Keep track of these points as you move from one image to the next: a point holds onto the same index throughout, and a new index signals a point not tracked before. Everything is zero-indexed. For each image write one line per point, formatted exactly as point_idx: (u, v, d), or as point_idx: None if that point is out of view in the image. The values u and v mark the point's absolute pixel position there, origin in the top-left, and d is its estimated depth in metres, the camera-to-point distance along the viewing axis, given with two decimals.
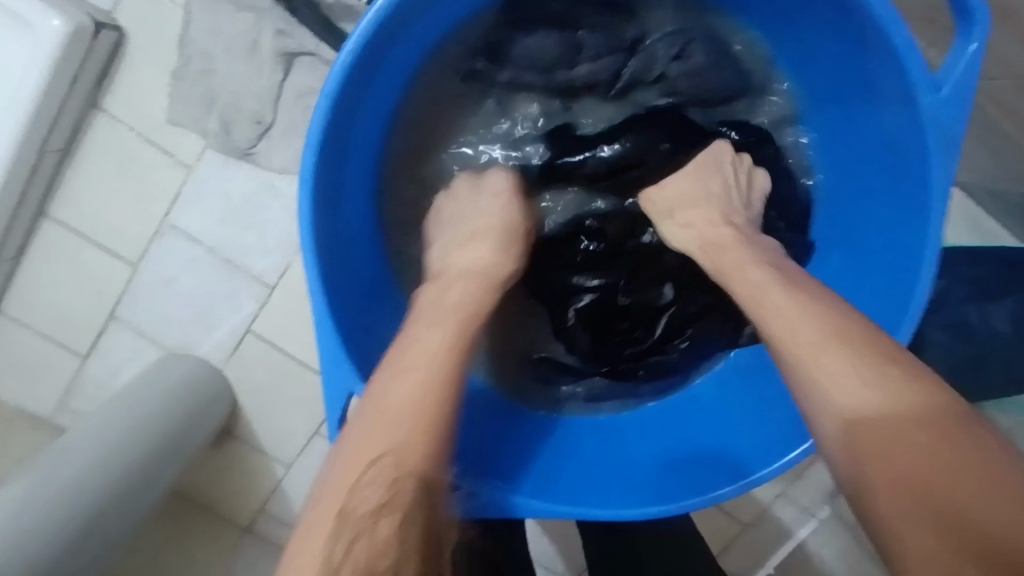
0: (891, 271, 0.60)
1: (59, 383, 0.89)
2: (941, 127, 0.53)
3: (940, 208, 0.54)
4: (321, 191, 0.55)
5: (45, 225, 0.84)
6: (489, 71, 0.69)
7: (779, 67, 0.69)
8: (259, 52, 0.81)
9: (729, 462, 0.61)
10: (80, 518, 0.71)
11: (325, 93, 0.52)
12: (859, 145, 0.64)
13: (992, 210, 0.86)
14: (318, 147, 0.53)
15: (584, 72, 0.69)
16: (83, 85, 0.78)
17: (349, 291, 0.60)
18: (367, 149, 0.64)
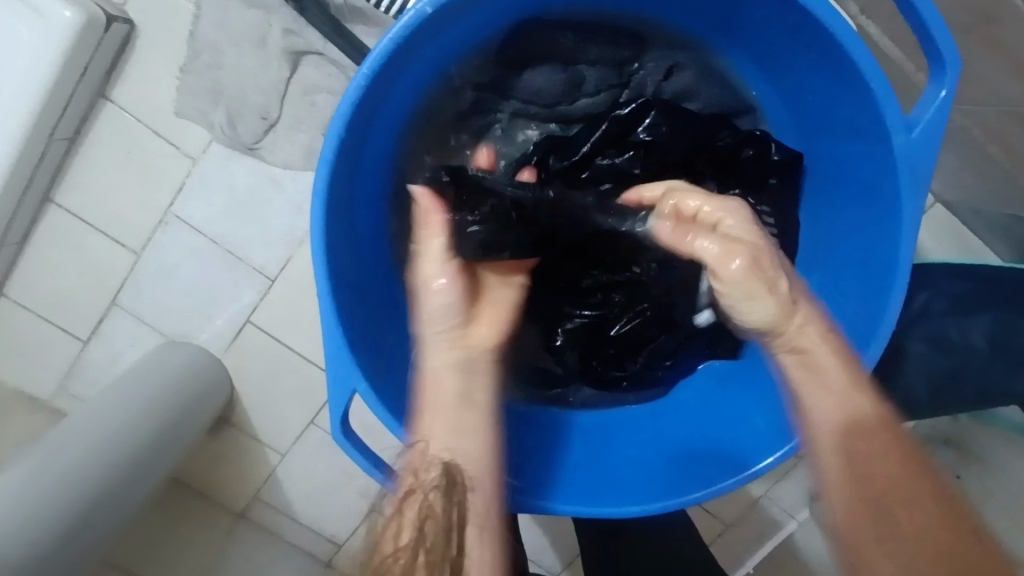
0: (859, 304, 0.59)
1: (62, 365, 0.92)
2: (914, 166, 0.52)
3: (908, 247, 0.54)
4: (333, 203, 0.55)
5: (51, 211, 0.86)
6: (494, 100, 0.69)
7: (755, 97, 0.68)
8: (267, 49, 0.81)
9: (733, 453, 0.62)
10: (80, 500, 0.74)
11: (340, 112, 0.51)
12: (832, 177, 0.63)
13: (991, 239, 0.84)
14: (331, 165, 0.52)
15: (584, 107, 0.68)
16: (92, 76, 0.79)
17: (356, 294, 0.60)
18: (379, 155, 0.63)
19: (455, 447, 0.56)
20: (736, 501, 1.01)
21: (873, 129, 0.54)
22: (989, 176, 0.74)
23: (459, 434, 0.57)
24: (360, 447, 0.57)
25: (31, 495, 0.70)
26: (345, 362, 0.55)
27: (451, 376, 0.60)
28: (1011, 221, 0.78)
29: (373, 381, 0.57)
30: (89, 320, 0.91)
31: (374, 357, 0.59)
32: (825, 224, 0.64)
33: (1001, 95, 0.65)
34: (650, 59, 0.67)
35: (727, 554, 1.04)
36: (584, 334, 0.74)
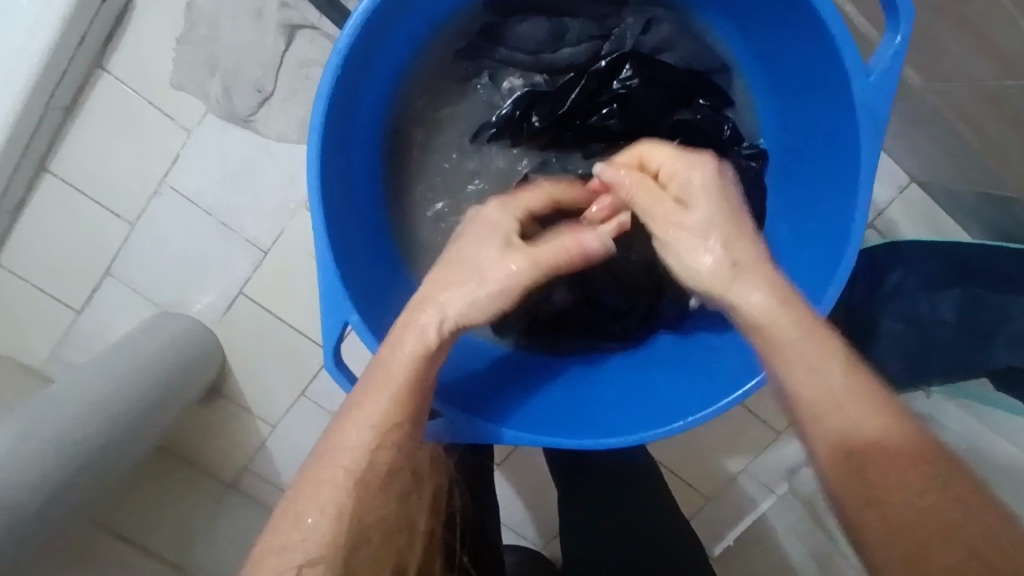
0: (829, 244, 0.60)
1: (54, 333, 0.93)
2: (874, 114, 0.54)
3: (868, 187, 0.55)
4: (327, 144, 0.56)
5: (46, 179, 0.88)
6: (483, 47, 0.69)
7: (734, 55, 0.69)
8: (263, 22, 0.83)
9: (660, 416, 0.61)
10: (67, 458, 0.75)
11: (337, 49, 0.53)
12: (805, 125, 0.64)
13: (958, 218, 0.88)
14: (328, 101, 0.54)
15: (567, 55, 0.69)
16: (90, 46, 0.81)
17: (349, 235, 0.61)
18: (375, 106, 0.65)
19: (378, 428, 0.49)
20: (715, 475, 1.04)
21: (835, 77, 0.56)
22: (958, 155, 0.77)
23: (384, 422, 0.50)
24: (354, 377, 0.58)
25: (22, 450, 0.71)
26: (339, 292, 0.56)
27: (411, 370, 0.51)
28: (977, 199, 0.81)
29: (367, 316, 0.58)
30: (82, 290, 0.92)
31: (373, 298, 0.61)
32: (796, 183, 0.66)
33: (965, 74, 0.68)
34: (630, 14, 0.69)
35: (706, 530, 1.07)
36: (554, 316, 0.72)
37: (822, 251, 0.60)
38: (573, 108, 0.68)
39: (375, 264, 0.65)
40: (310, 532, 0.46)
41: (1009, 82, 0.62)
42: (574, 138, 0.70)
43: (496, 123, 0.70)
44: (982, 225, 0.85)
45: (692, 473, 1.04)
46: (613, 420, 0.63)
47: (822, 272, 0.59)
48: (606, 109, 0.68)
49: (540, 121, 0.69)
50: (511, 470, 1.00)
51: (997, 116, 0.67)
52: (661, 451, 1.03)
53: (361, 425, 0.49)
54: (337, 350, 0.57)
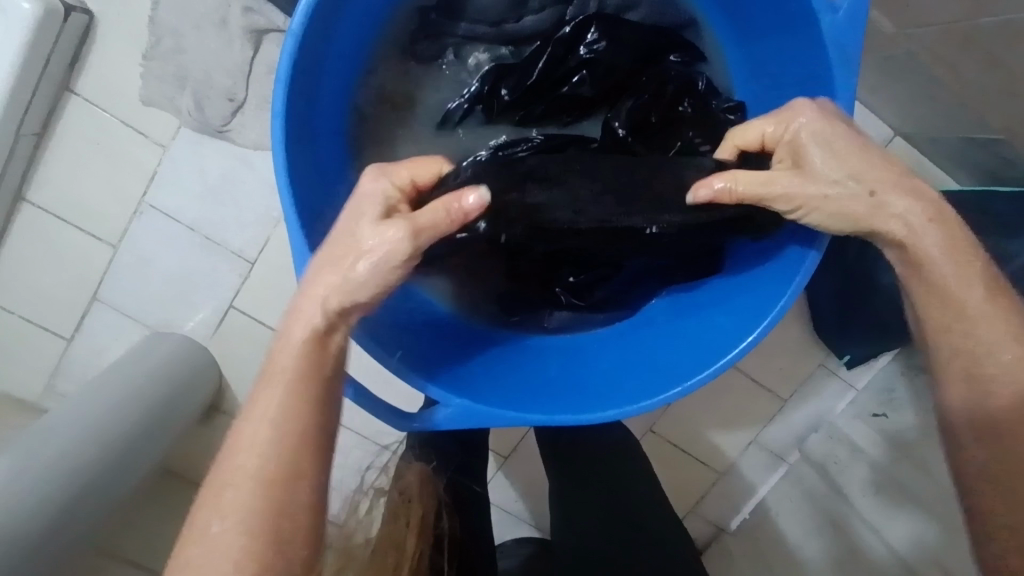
0: None
1: (46, 365, 0.92)
2: (844, 51, 0.52)
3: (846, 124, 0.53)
4: (292, 132, 0.55)
5: (24, 209, 0.87)
6: (444, 24, 0.67)
7: (703, 16, 0.68)
8: (228, 29, 0.82)
9: (634, 390, 0.59)
10: (66, 486, 0.74)
11: (292, 30, 0.52)
12: (779, 76, 0.62)
13: (946, 165, 0.87)
14: (289, 84, 0.53)
15: (531, 24, 0.68)
16: (55, 69, 0.80)
17: (324, 226, 0.60)
18: (338, 95, 0.64)
19: (270, 437, 0.47)
20: (725, 449, 1.03)
21: (802, 18, 0.55)
22: (943, 103, 0.76)
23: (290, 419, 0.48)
24: None
25: (21, 481, 0.70)
26: None
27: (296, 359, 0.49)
28: (964, 143, 0.80)
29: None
30: (71, 318, 0.91)
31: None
32: None
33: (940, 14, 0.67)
34: None
35: (720, 506, 1.07)
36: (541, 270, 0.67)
37: None
38: (543, 81, 0.66)
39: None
40: (216, 541, 0.45)
41: (985, 19, 0.62)
42: (544, 110, 0.68)
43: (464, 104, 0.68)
44: (970, 170, 0.84)
45: (702, 450, 1.03)
46: (586, 390, 0.61)
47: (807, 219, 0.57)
48: (575, 78, 0.66)
49: (511, 95, 0.67)
50: (517, 465, 1.00)
51: (975, 55, 0.66)
52: (668, 430, 1.02)
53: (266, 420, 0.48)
54: None
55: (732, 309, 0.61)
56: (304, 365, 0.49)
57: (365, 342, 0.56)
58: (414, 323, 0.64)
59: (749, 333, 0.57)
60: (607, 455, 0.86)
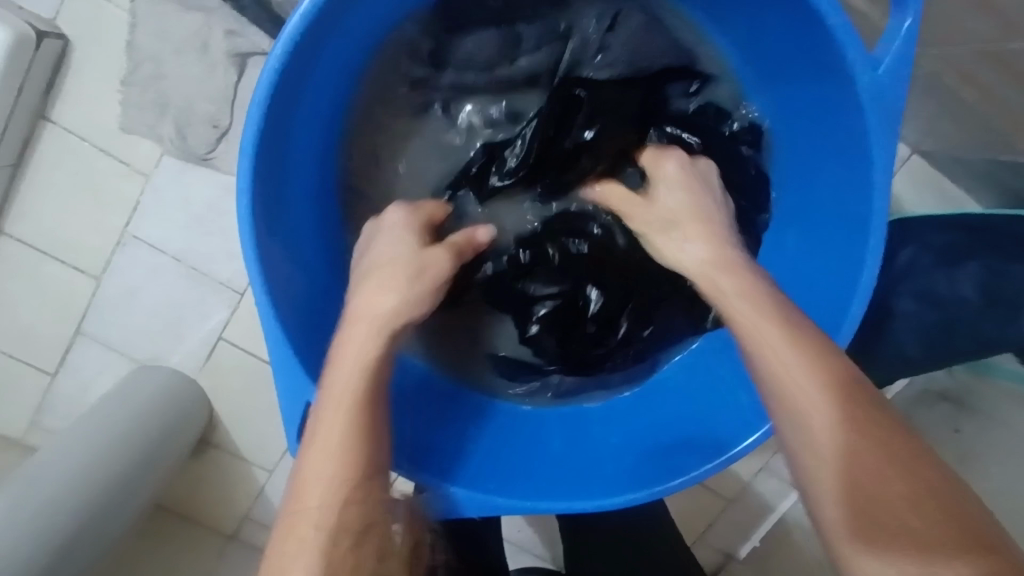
0: (847, 249, 0.56)
1: (30, 401, 0.89)
2: (882, 104, 0.50)
3: (883, 188, 0.51)
4: (261, 203, 0.52)
5: (2, 242, 0.83)
6: (431, 78, 0.65)
7: (713, 51, 0.64)
8: (210, 53, 0.78)
9: (633, 476, 0.58)
10: (57, 535, 0.70)
11: (257, 98, 0.48)
12: (804, 122, 0.60)
13: (963, 183, 0.83)
14: (255, 155, 0.49)
15: (525, 66, 0.64)
16: (29, 97, 0.76)
17: (299, 298, 0.56)
18: (312, 152, 0.60)
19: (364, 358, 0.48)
20: (735, 476, 0.99)
21: (836, 70, 0.51)
22: (967, 123, 0.72)
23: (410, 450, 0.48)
24: None
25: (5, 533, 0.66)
26: (291, 366, 0.52)
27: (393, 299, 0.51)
28: (987, 163, 0.76)
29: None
30: (54, 353, 0.87)
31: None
32: (789, 188, 0.63)
33: (965, 31, 0.62)
34: (590, 13, 0.64)
35: (730, 534, 1.03)
36: (558, 317, 0.69)
37: (839, 255, 0.57)
38: (556, 144, 0.64)
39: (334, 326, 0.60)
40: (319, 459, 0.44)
41: (1017, 41, 0.57)
42: (562, 167, 0.65)
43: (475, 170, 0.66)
44: (991, 190, 0.80)
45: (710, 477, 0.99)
46: (572, 475, 0.60)
47: (845, 281, 0.56)
48: (588, 130, 0.63)
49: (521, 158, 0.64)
50: None
51: (1003, 75, 0.62)
52: None
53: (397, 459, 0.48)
54: (303, 431, 0.52)
55: (718, 402, 0.62)
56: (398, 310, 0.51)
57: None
58: (407, 399, 0.63)
59: (742, 435, 0.57)
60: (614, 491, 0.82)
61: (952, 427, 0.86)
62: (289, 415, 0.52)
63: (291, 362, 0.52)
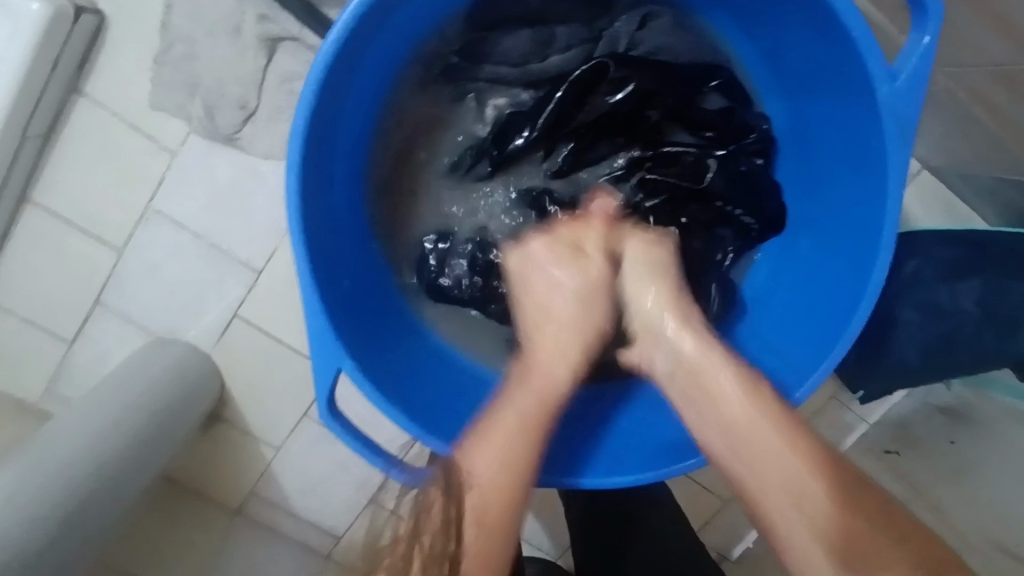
0: (858, 256, 0.58)
1: (48, 368, 0.91)
2: (900, 119, 0.51)
3: (896, 199, 0.53)
4: (307, 180, 0.53)
5: (29, 211, 0.85)
6: (466, 70, 0.66)
7: (740, 60, 0.66)
8: (242, 36, 0.80)
9: (625, 463, 0.63)
10: (70, 499, 0.72)
11: (309, 81, 0.50)
12: (823, 133, 0.61)
13: (970, 200, 0.85)
14: (304, 135, 0.51)
15: (557, 62, 0.66)
16: (64, 71, 0.78)
17: (333, 272, 0.59)
18: (355, 137, 0.62)
19: (511, 449, 0.55)
20: None
21: (857, 82, 0.53)
22: (977, 141, 0.74)
23: (510, 458, 0.55)
24: (348, 426, 0.56)
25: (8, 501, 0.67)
26: (327, 337, 0.54)
27: (537, 397, 0.57)
28: (995, 182, 0.77)
29: (360, 359, 0.56)
30: (74, 322, 0.90)
31: (358, 336, 0.58)
32: (802, 198, 0.66)
33: (979, 51, 0.64)
34: (622, 14, 0.66)
35: (726, 534, 1.05)
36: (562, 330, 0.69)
37: (849, 263, 0.59)
38: (584, 104, 0.66)
39: (360, 301, 0.62)
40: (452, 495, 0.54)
41: None
42: (586, 127, 0.67)
43: (494, 138, 0.67)
44: (997, 208, 0.81)
45: (709, 478, 1.01)
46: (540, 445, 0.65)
47: (853, 287, 0.58)
48: (618, 93, 0.66)
49: (545, 121, 0.66)
50: None
51: (1015, 98, 0.64)
52: None
53: (490, 460, 0.54)
54: (332, 398, 0.55)
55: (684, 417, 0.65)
56: (548, 400, 0.58)
57: (376, 396, 0.55)
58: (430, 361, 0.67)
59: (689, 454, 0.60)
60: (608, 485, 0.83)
61: (946, 438, 0.88)
62: (320, 379, 0.55)
63: (326, 333, 0.53)
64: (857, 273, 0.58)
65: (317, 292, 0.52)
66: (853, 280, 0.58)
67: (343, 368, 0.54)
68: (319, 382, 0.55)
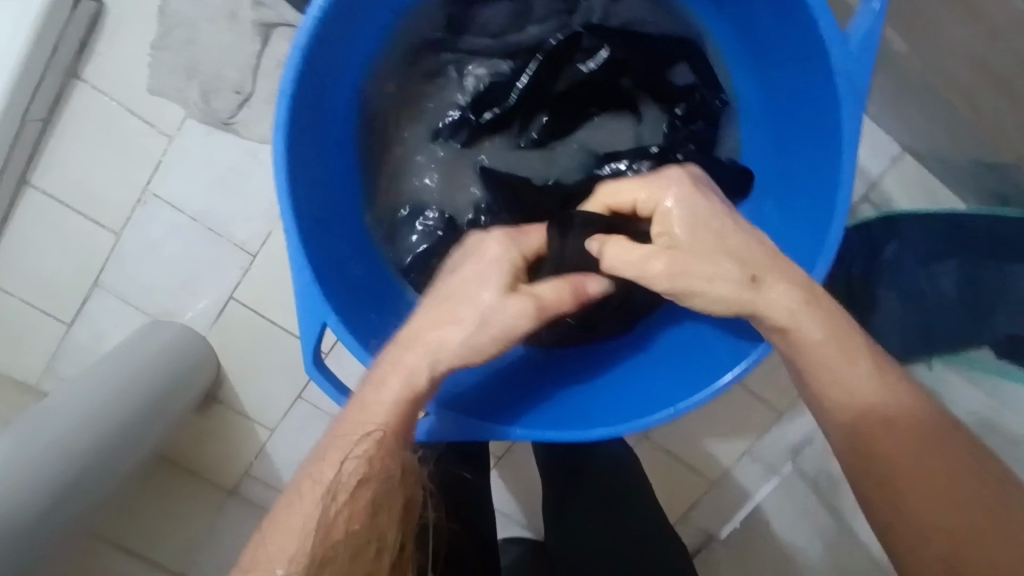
0: (816, 218, 0.59)
1: (47, 348, 0.93)
2: (852, 80, 0.53)
3: (851, 159, 0.55)
4: (294, 141, 0.55)
5: (28, 193, 0.87)
6: (449, 40, 0.69)
7: (710, 36, 0.68)
8: (239, 23, 0.82)
9: (604, 421, 0.61)
10: (66, 470, 0.74)
11: (296, 43, 0.52)
12: (787, 103, 0.63)
13: (949, 184, 0.87)
14: (291, 95, 0.53)
15: (534, 34, 0.70)
16: (65, 55, 0.79)
17: (321, 231, 0.60)
18: (344, 106, 0.64)
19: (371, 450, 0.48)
20: (719, 459, 1.02)
21: (813, 46, 0.55)
22: (952, 125, 0.76)
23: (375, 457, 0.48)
24: (333, 378, 0.57)
25: (5, 473, 0.68)
26: (314, 291, 0.55)
27: (403, 386, 0.49)
28: (971, 165, 0.79)
29: (346, 315, 0.57)
30: (72, 303, 0.91)
31: (345, 296, 0.60)
32: (768, 169, 0.67)
33: (950, 35, 0.66)
34: None
35: (715, 517, 1.06)
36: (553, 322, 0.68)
37: (809, 224, 0.60)
38: (561, 72, 0.69)
39: (350, 260, 0.64)
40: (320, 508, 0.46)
41: (997, 45, 0.61)
42: (564, 94, 0.69)
43: (474, 106, 0.69)
44: (974, 191, 0.83)
45: (695, 459, 1.03)
46: (575, 413, 0.63)
47: (811, 249, 0.59)
48: (593, 60, 0.68)
49: (526, 86, 0.68)
50: (509, 467, 1.00)
51: (987, 82, 0.66)
52: (662, 438, 1.02)
53: (354, 463, 0.47)
54: (318, 353, 0.56)
55: (689, 363, 0.64)
56: (414, 392, 0.49)
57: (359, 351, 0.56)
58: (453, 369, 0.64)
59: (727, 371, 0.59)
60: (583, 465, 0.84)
61: None
62: (306, 334, 0.56)
63: (313, 287, 0.55)
64: (815, 234, 0.59)
65: (302, 246, 0.54)
66: (812, 240, 0.59)
67: (328, 323, 0.56)
68: (306, 337, 0.57)
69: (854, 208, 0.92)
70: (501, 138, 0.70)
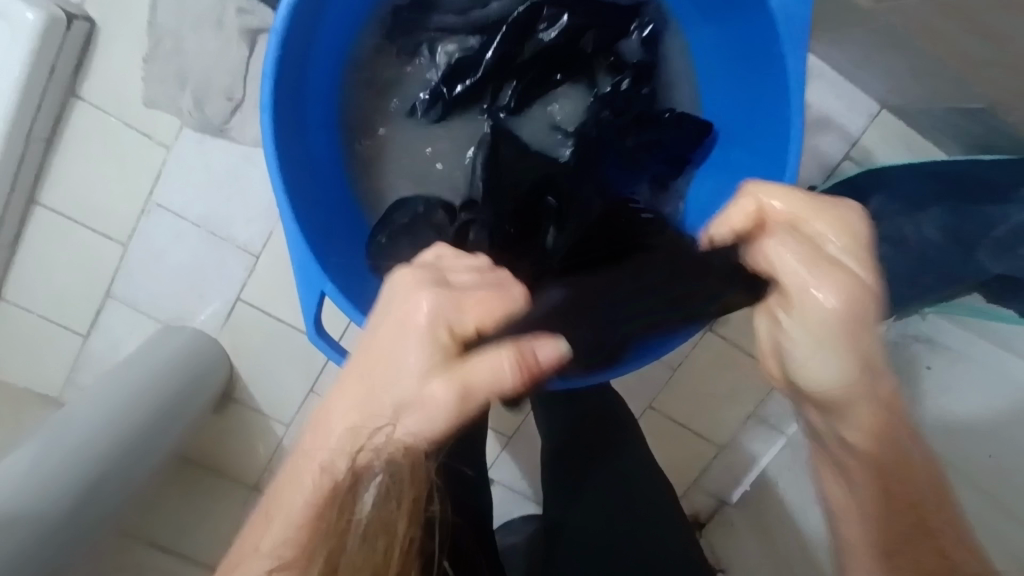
0: (773, 157, 0.63)
1: (66, 361, 0.97)
2: (790, 20, 0.58)
3: (798, 95, 0.59)
4: (280, 124, 0.58)
5: (38, 212, 0.90)
6: (417, 20, 0.71)
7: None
8: (225, 29, 0.85)
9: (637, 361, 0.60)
10: (90, 473, 0.77)
11: (275, 29, 0.55)
12: (735, 55, 0.68)
13: (928, 134, 0.88)
14: (274, 78, 0.56)
15: (498, 8, 0.71)
16: (62, 74, 0.83)
17: (313, 209, 0.63)
18: (324, 90, 0.68)
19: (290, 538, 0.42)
20: (725, 423, 1.04)
21: None
22: (924, 73, 0.77)
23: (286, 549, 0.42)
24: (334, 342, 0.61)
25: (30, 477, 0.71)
26: (310, 263, 0.58)
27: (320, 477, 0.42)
28: (946, 112, 0.81)
29: (342, 285, 0.60)
30: (87, 316, 0.95)
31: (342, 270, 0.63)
32: (726, 119, 0.71)
33: None
34: None
35: (724, 479, 1.09)
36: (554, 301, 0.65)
37: (767, 164, 0.64)
38: (524, 43, 0.71)
39: (344, 234, 0.67)
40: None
41: None
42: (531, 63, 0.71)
43: (444, 81, 0.72)
44: (952, 137, 0.85)
45: (701, 424, 1.05)
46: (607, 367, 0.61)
47: (770, 183, 0.63)
48: (553, 28, 0.70)
49: (493, 57, 0.70)
50: (519, 446, 1.03)
51: (950, 25, 0.67)
52: (667, 406, 1.04)
53: (270, 542, 0.43)
54: (319, 320, 0.60)
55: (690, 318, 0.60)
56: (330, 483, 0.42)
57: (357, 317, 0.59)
58: None
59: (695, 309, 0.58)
60: (597, 434, 0.84)
61: (925, 364, 0.92)
62: (306, 303, 0.60)
63: (309, 259, 0.58)
64: (773, 171, 0.63)
65: (296, 222, 0.57)
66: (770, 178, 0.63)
67: (326, 291, 0.59)
68: (306, 306, 0.60)
69: (836, 166, 0.93)
70: (471, 112, 0.74)
